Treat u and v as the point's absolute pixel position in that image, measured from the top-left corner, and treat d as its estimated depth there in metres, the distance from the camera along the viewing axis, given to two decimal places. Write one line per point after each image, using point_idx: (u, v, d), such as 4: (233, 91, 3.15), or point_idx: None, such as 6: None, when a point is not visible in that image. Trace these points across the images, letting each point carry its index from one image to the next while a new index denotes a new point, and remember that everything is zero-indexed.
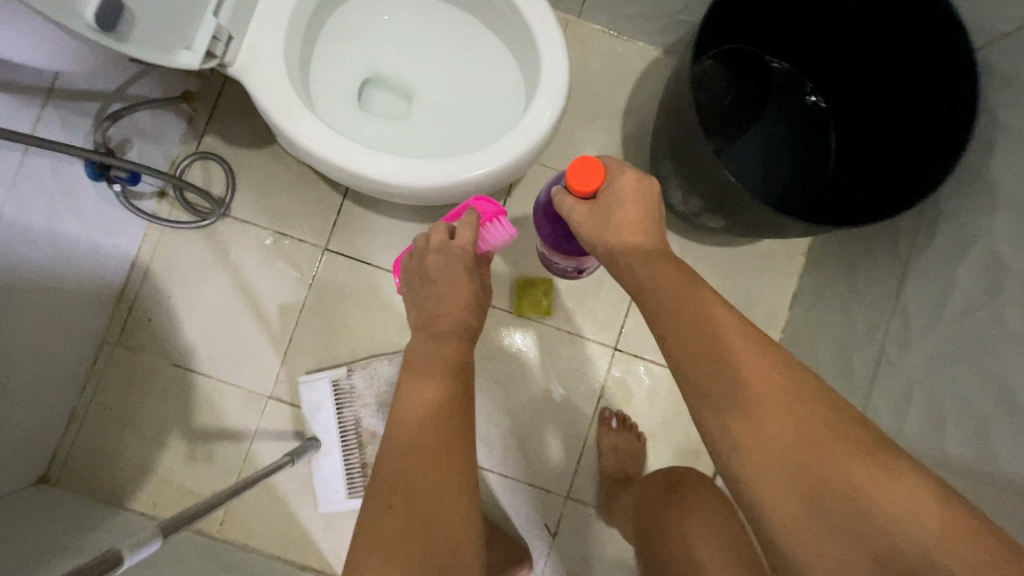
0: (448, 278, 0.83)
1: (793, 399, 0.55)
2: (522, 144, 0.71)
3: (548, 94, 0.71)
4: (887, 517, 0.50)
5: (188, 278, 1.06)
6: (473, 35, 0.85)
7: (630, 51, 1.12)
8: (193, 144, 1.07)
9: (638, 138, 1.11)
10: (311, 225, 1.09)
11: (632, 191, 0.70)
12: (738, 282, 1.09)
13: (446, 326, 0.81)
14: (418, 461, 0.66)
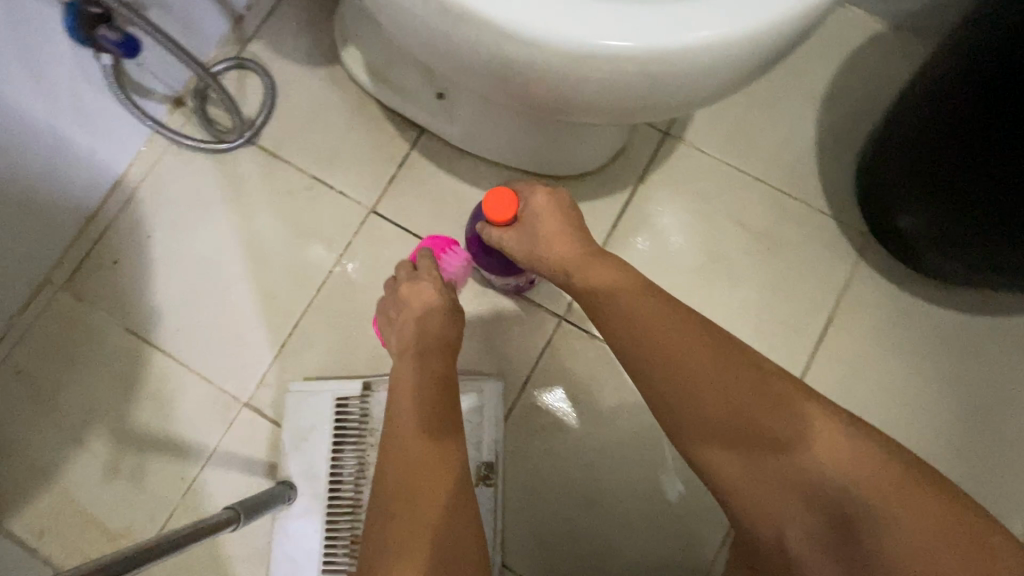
0: (416, 304, 0.59)
1: (739, 397, 0.45)
2: (770, 12, 0.38)
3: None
4: (838, 496, 0.42)
5: (181, 215, 0.77)
6: None
7: (842, 20, 0.79)
8: (234, 49, 0.80)
9: (838, 136, 0.77)
10: (360, 176, 0.77)
11: (555, 199, 0.58)
12: (969, 368, 0.72)
13: (428, 347, 0.56)
14: (433, 488, 0.47)
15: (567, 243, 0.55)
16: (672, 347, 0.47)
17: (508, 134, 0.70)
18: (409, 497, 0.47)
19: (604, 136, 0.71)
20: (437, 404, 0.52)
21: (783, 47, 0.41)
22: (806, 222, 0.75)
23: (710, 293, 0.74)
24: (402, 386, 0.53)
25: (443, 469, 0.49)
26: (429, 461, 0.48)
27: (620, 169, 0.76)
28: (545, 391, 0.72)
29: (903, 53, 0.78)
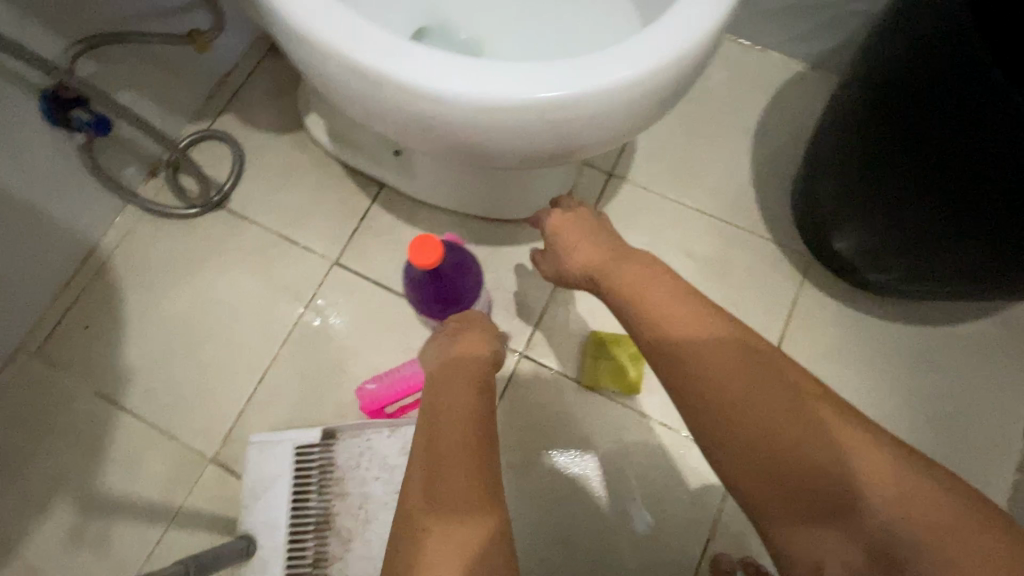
0: (460, 328, 0.53)
1: (781, 403, 0.39)
2: (660, 54, 0.43)
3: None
4: (888, 530, 0.36)
5: (152, 279, 0.80)
6: None
7: (765, 63, 0.86)
8: (204, 122, 0.86)
9: (773, 167, 0.82)
10: (323, 230, 0.81)
11: (578, 211, 0.55)
12: (925, 380, 0.73)
13: (467, 364, 0.49)
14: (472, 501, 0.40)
15: (591, 249, 0.51)
16: (701, 343, 0.42)
17: (463, 186, 0.75)
18: (449, 507, 0.39)
19: (552, 180, 0.76)
20: (478, 409, 0.44)
21: (681, 83, 0.45)
22: (750, 247, 0.79)
23: None
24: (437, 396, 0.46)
25: (481, 478, 0.41)
26: (466, 470, 0.41)
27: None
28: (552, 453, 0.72)
29: (824, 89, 0.85)
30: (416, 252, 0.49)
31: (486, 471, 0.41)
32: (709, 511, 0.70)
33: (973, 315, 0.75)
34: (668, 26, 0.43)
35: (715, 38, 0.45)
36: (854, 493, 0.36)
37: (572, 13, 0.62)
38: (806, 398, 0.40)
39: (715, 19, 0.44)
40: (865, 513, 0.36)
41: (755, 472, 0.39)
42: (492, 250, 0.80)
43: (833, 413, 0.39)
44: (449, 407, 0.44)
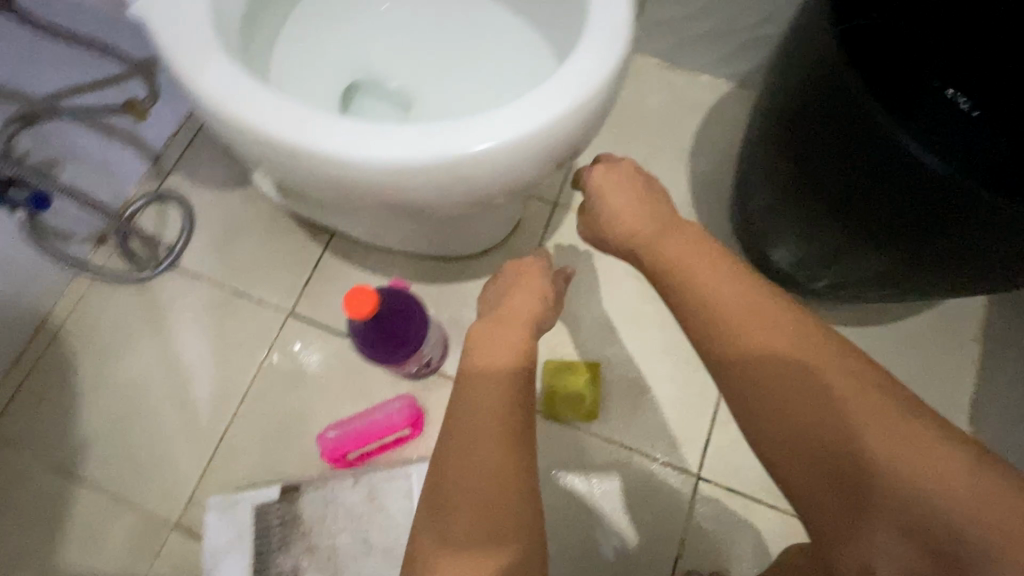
0: (512, 283, 0.53)
1: (825, 378, 0.40)
2: (557, 105, 0.45)
3: (595, 38, 0.47)
4: (918, 504, 0.36)
5: (105, 345, 0.79)
6: (496, 24, 0.65)
7: (695, 86, 0.90)
8: (152, 185, 0.86)
9: (710, 185, 0.85)
10: (276, 282, 0.82)
11: (624, 169, 0.53)
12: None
13: (512, 326, 0.48)
14: (507, 478, 0.40)
15: (632, 214, 0.51)
16: (737, 314, 0.43)
17: (409, 238, 0.74)
18: (480, 481, 0.40)
19: (499, 222, 0.77)
20: (518, 380, 0.45)
21: (585, 127, 0.48)
22: None
23: (618, 344, 0.78)
24: (478, 361, 0.46)
25: (519, 453, 0.42)
26: (504, 446, 0.41)
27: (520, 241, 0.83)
28: (558, 471, 0.73)
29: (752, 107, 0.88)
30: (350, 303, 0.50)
31: (523, 446, 0.42)
32: (675, 527, 0.71)
33: (911, 313, 0.78)
34: (562, 77, 0.46)
35: (611, 83, 0.47)
36: (885, 464, 0.37)
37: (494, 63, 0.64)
38: (854, 378, 0.39)
39: (608, 65, 0.46)
40: (893, 488, 0.37)
41: (779, 427, 0.40)
42: (445, 288, 0.81)
43: (880, 397, 0.38)
44: (488, 376, 0.44)
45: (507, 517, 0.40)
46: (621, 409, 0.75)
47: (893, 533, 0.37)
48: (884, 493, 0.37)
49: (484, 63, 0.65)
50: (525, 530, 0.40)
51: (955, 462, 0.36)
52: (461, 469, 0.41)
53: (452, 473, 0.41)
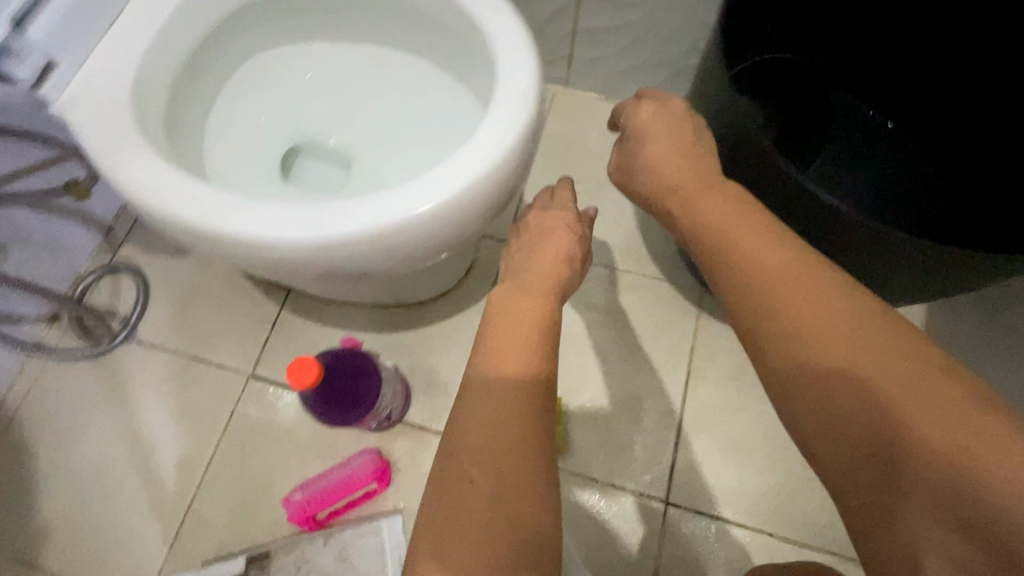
0: (540, 234, 0.54)
1: (846, 327, 0.37)
2: (472, 172, 0.45)
3: (505, 100, 0.47)
4: (975, 498, 0.31)
5: (63, 425, 0.78)
6: (423, 75, 0.64)
7: None
8: (107, 257, 0.88)
9: None
10: (236, 345, 0.82)
11: (670, 108, 0.52)
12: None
13: (537, 281, 0.49)
14: (522, 440, 0.38)
15: (669, 154, 0.50)
16: (773, 273, 0.41)
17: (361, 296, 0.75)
18: (486, 445, 0.38)
19: (449, 270, 0.78)
20: (534, 342, 0.44)
21: (506, 187, 0.48)
22: (646, 290, 0.83)
23: (578, 376, 0.79)
24: (497, 322, 0.46)
25: (532, 414, 0.40)
26: (512, 410, 0.39)
27: (476, 281, 0.85)
28: (574, 490, 0.74)
29: None
30: (294, 371, 0.51)
31: (539, 408, 0.41)
32: (650, 552, 0.71)
33: None
34: (475, 144, 0.46)
35: (526, 143, 0.48)
36: (935, 450, 0.32)
37: (426, 117, 0.64)
38: (907, 357, 0.35)
39: (518, 127, 0.46)
40: (941, 477, 0.32)
41: (815, 400, 0.37)
42: (405, 335, 0.82)
43: (939, 375, 0.34)
44: (504, 337, 0.44)
45: (520, 484, 0.37)
46: (586, 440, 0.76)
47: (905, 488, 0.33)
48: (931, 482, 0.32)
49: (415, 116, 0.65)
50: (542, 497, 0.37)
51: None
52: (470, 430, 0.39)
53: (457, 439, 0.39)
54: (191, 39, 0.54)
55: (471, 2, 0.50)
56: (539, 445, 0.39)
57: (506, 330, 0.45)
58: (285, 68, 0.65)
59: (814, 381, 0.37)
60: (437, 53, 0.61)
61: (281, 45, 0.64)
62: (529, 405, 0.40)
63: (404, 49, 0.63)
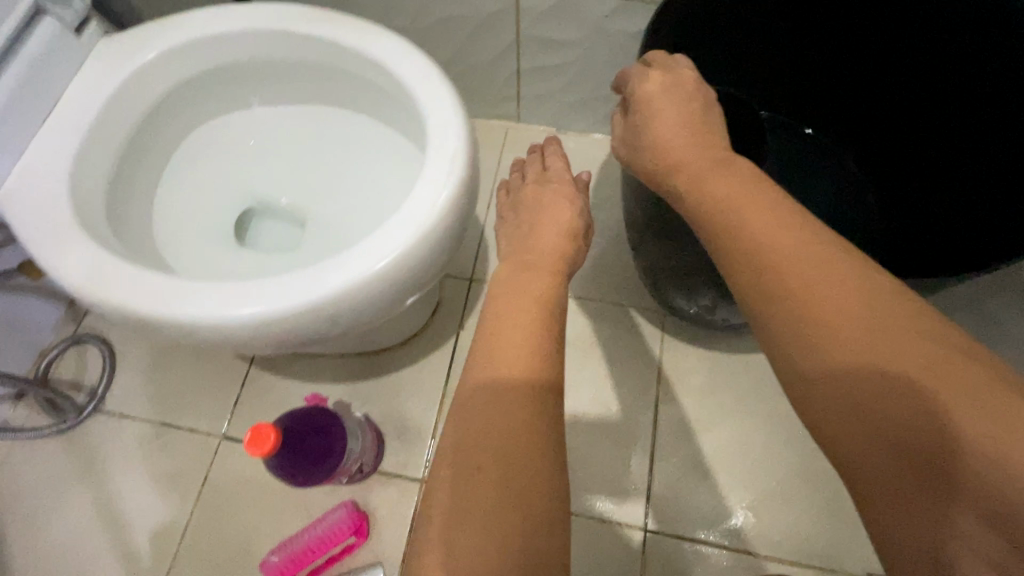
0: (542, 207, 0.55)
1: (855, 294, 0.34)
2: (408, 236, 0.47)
3: (435, 162, 0.49)
4: (991, 482, 0.28)
5: (34, 506, 0.77)
6: (364, 132, 0.65)
7: (586, 145, 0.95)
8: (71, 328, 0.87)
9: (614, 235, 0.89)
10: (206, 407, 0.81)
11: (679, 77, 0.50)
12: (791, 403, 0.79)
13: (538, 260, 0.50)
14: (528, 422, 0.39)
15: (675, 126, 0.48)
16: (763, 239, 0.38)
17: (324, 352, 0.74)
18: (493, 432, 0.39)
19: (412, 316, 0.79)
20: (535, 323, 0.44)
21: (442, 246, 0.50)
22: (611, 316, 0.84)
23: None
24: (497, 305, 0.46)
25: (535, 395, 0.41)
26: (519, 394, 0.40)
27: (441, 321, 0.86)
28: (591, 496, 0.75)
29: None
30: (251, 436, 0.51)
31: (543, 388, 0.41)
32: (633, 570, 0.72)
33: None
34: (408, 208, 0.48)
35: (459, 202, 0.49)
36: (953, 434, 0.29)
37: (372, 172, 0.65)
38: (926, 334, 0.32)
39: (449, 190, 0.48)
40: (958, 461, 0.29)
41: (820, 370, 0.34)
42: (376, 381, 0.82)
43: (966, 360, 0.30)
44: (507, 321, 0.44)
45: (529, 464, 0.38)
46: None
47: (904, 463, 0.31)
48: (945, 469, 0.29)
49: (360, 172, 0.66)
50: (551, 477, 0.38)
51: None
52: (475, 417, 0.40)
53: (465, 428, 0.40)
54: (134, 119, 0.55)
55: (401, 71, 0.52)
56: (543, 425, 0.40)
57: (507, 312, 0.45)
58: (228, 136, 0.66)
59: (818, 352, 0.34)
60: (375, 111, 0.62)
61: (220, 116, 0.65)
62: (530, 388, 0.41)
63: (345, 109, 0.64)
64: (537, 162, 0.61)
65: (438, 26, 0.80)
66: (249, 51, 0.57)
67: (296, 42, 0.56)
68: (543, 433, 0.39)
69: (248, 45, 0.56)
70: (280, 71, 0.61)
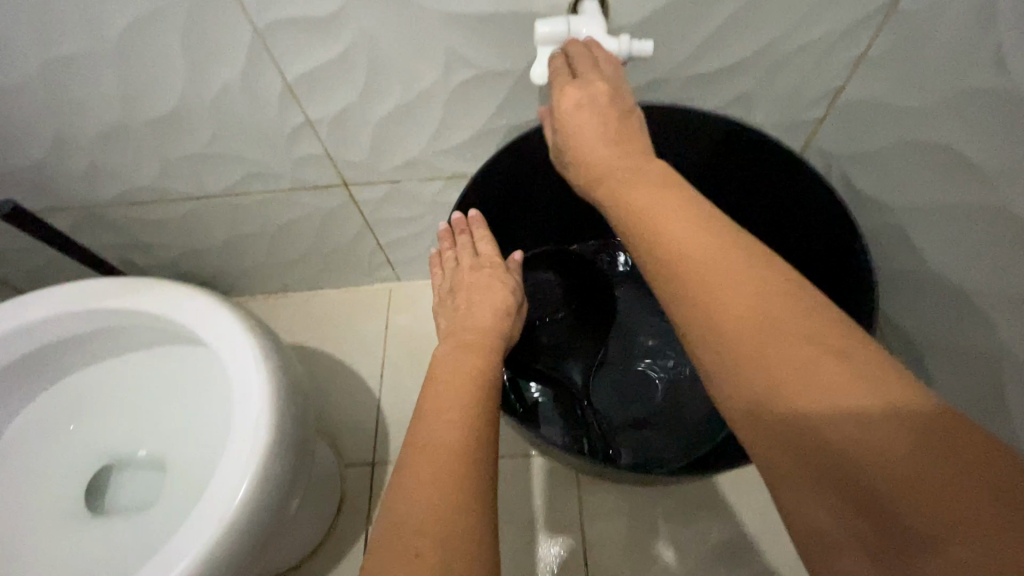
0: (476, 289, 0.59)
1: (731, 277, 0.35)
2: (230, 504, 0.47)
3: (242, 426, 0.50)
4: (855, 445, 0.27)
5: None
6: (188, 368, 0.63)
7: None
8: None
9: None
10: None
11: (596, 88, 0.47)
12: (716, 529, 0.77)
13: (477, 338, 0.53)
14: (470, 487, 0.38)
15: (600, 147, 0.46)
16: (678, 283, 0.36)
17: None
18: (434, 509, 0.37)
19: (309, 532, 0.74)
20: (476, 400, 0.45)
21: (271, 506, 0.49)
22: (524, 470, 0.83)
23: None
24: (440, 373, 0.49)
25: (477, 462, 0.40)
26: (464, 471, 0.39)
27: (349, 520, 0.80)
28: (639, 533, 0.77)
29: None
30: None
31: (485, 459, 0.41)
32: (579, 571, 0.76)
33: None
34: (222, 478, 0.48)
35: (275, 460, 0.50)
36: (827, 438, 0.28)
37: (202, 406, 0.62)
38: (804, 336, 0.31)
39: (258, 453, 0.49)
40: (831, 462, 0.28)
41: (725, 377, 0.33)
42: None
43: (835, 358, 0.30)
44: (444, 401, 0.45)
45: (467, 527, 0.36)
46: None
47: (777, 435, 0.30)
48: (820, 468, 0.28)
49: (192, 407, 0.63)
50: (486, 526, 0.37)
51: (904, 434, 0.26)
52: (415, 487, 0.38)
53: (403, 509, 0.37)
54: None
55: (200, 327, 0.53)
56: (482, 495, 0.39)
57: (446, 387, 0.47)
58: (51, 411, 0.62)
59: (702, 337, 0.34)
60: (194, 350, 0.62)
61: (38, 394, 0.61)
62: (469, 461, 0.40)
63: (165, 348, 0.63)
64: (467, 245, 0.62)
65: (285, 226, 0.82)
66: (49, 336, 0.56)
67: (95, 317, 0.56)
68: (484, 501, 0.39)
69: (45, 333, 0.55)
70: (92, 341, 0.59)
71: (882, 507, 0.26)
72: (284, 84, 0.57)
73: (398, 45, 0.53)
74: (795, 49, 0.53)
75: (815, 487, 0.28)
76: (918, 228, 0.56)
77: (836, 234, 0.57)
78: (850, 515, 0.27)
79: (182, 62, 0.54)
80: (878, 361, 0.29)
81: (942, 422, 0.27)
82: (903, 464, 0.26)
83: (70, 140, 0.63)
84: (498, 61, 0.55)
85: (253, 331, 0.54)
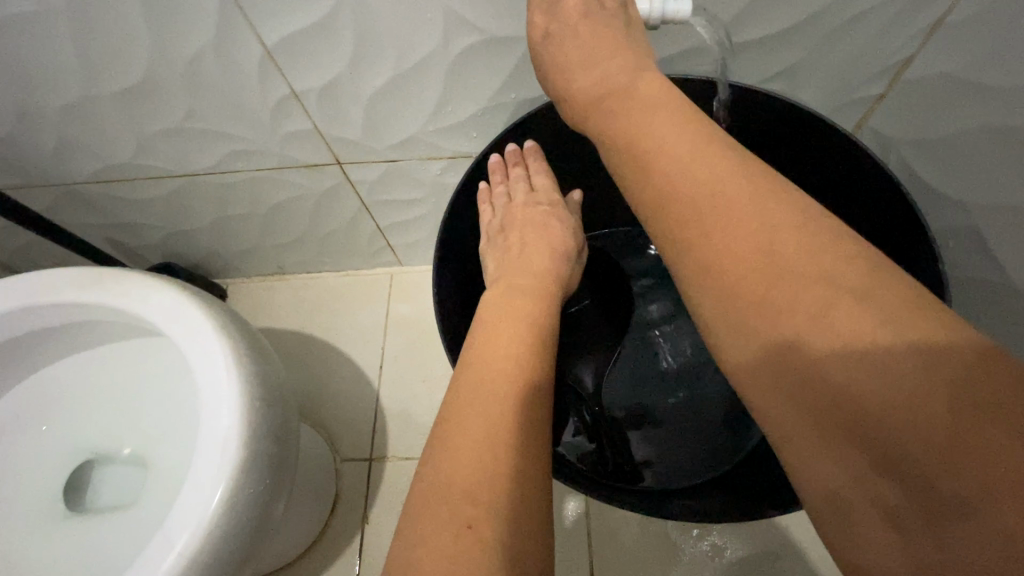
0: (530, 227, 0.53)
1: (777, 219, 0.30)
2: (195, 527, 0.42)
3: (209, 441, 0.45)
4: (870, 392, 0.24)
5: None
6: (169, 361, 0.58)
7: None
8: None
9: None
10: None
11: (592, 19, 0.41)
12: (731, 544, 0.72)
13: (531, 281, 0.48)
14: (522, 455, 0.33)
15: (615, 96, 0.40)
16: (728, 253, 0.30)
17: None
18: (485, 475, 0.32)
19: (301, 532, 0.70)
20: (529, 350, 0.40)
21: (247, 525, 0.44)
22: None
23: None
24: (489, 317, 0.43)
25: (529, 423, 0.35)
26: (517, 423, 0.35)
27: (345, 517, 0.77)
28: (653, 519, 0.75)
29: None
30: None
31: (538, 420, 0.36)
32: (580, 565, 0.73)
33: None
34: (189, 497, 0.43)
35: (252, 475, 0.45)
36: (849, 389, 0.25)
37: (183, 402, 0.58)
38: (829, 285, 0.27)
39: (226, 473, 0.43)
40: (854, 416, 0.25)
41: (741, 330, 0.29)
42: None
43: (857, 304, 0.26)
44: (493, 349, 0.39)
45: (517, 497, 0.32)
46: None
47: (786, 390, 0.27)
48: (832, 419, 0.26)
49: (173, 403, 0.59)
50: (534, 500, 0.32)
51: (931, 375, 0.24)
52: (460, 444, 0.33)
53: (449, 464, 0.33)
54: None
55: (169, 323, 0.48)
56: (533, 459, 0.34)
57: (496, 330, 0.41)
58: (31, 403, 0.58)
59: (732, 290, 0.30)
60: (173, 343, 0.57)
61: (15, 385, 0.57)
62: (521, 420, 0.35)
63: (145, 339, 0.58)
64: (521, 178, 0.56)
65: (277, 208, 0.76)
66: (16, 329, 0.51)
67: (62, 309, 0.51)
68: (536, 469, 0.34)
69: (10, 326, 0.51)
70: (68, 332, 0.55)
71: (910, 462, 0.23)
72: (262, 49, 0.50)
73: (390, 6, 0.45)
74: (860, 11, 0.45)
75: (824, 438, 0.26)
76: (994, 232, 0.48)
77: (904, 227, 0.49)
78: (864, 463, 0.25)
79: (145, 24, 0.47)
80: (910, 300, 0.26)
81: (979, 361, 0.23)
82: (924, 405, 0.23)
83: (33, 112, 0.57)
84: (505, 25, 0.47)
85: (228, 333, 0.48)
